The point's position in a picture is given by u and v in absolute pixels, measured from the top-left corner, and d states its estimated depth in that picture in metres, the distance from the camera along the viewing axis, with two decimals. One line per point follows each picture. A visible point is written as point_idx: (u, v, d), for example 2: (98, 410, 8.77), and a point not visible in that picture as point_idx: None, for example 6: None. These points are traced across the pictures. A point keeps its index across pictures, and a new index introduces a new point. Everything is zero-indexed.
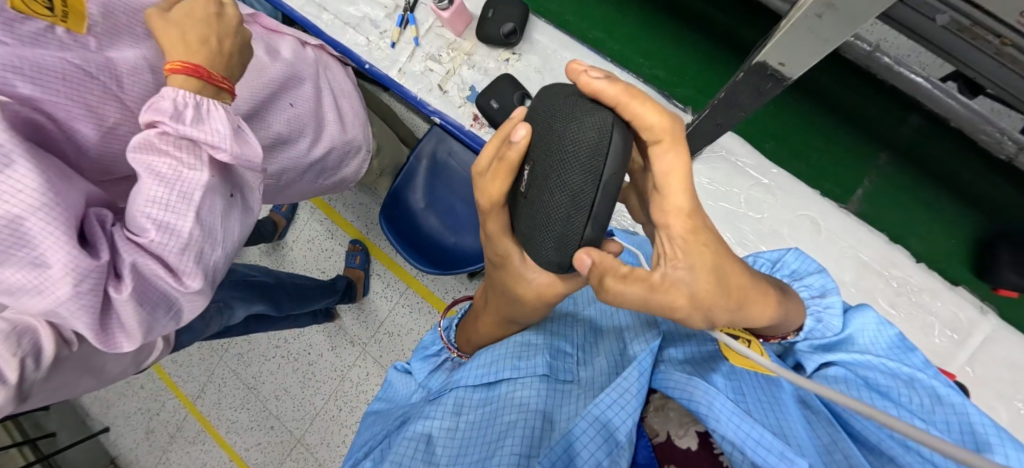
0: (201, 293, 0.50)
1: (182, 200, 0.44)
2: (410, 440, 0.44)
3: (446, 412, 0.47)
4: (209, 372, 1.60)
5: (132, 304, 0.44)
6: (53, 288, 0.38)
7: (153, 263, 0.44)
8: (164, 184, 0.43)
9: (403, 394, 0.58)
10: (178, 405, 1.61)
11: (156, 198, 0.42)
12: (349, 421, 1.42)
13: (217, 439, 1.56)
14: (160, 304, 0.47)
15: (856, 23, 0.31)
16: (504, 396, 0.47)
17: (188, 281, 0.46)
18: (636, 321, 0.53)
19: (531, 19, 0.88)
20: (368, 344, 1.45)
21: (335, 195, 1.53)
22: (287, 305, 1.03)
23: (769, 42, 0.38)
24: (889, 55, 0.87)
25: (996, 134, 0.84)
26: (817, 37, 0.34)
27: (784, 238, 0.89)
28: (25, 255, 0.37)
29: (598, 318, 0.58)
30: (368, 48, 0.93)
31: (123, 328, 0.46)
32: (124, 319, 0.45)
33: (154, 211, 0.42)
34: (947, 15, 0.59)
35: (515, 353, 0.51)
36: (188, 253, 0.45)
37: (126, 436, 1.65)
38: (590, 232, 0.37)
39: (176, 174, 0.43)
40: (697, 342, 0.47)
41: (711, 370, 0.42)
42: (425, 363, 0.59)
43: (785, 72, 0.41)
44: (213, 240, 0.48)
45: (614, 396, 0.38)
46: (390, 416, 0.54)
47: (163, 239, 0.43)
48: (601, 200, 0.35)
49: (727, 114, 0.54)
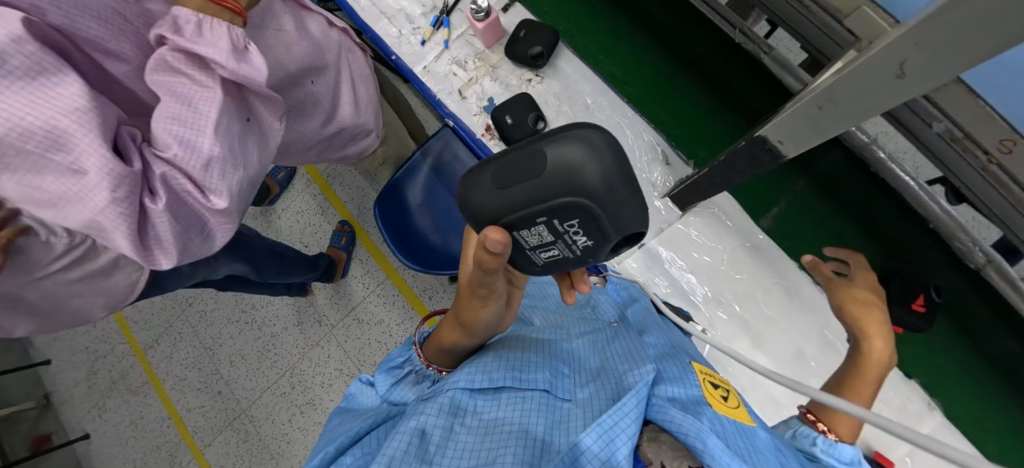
0: (230, 216, 0.53)
1: (199, 118, 0.46)
2: (404, 434, 0.42)
3: (442, 411, 0.45)
4: (168, 323, 1.56)
5: (165, 217, 0.46)
6: (90, 195, 0.40)
7: (182, 178, 0.46)
8: (183, 103, 0.46)
9: (369, 404, 0.55)
10: (127, 351, 1.57)
11: (176, 116, 0.45)
12: (300, 401, 1.41)
13: (159, 394, 1.52)
14: (188, 219, 0.50)
15: (851, 120, 0.35)
16: (504, 407, 0.47)
17: (213, 199, 0.48)
18: (628, 355, 0.55)
19: (560, 46, 0.91)
20: (335, 327, 1.44)
21: (333, 173, 1.53)
22: (268, 269, 1.03)
23: (771, 120, 0.41)
24: (885, 150, 0.88)
25: (969, 243, 0.83)
26: (816, 127, 0.37)
27: (759, 303, 0.85)
28: (62, 160, 0.39)
29: (590, 348, 0.60)
30: (398, 40, 0.95)
31: (161, 244, 0.48)
32: (159, 231, 0.47)
33: (176, 128, 0.45)
34: (943, 124, 0.62)
35: (513, 366, 0.52)
36: (212, 169, 0.47)
37: (65, 372, 1.60)
38: (491, 186, 0.38)
39: (191, 93, 0.46)
40: (685, 384, 0.48)
41: (700, 411, 0.43)
42: (389, 375, 0.57)
43: (782, 149, 0.43)
44: (235, 161, 0.50)
45: (615, 419, 0.40)
46: (362, 418, 0.51)
47: (186, 154, 0.46)
48: (522, 173, 0.37)
49: (724, 175, 0.56)
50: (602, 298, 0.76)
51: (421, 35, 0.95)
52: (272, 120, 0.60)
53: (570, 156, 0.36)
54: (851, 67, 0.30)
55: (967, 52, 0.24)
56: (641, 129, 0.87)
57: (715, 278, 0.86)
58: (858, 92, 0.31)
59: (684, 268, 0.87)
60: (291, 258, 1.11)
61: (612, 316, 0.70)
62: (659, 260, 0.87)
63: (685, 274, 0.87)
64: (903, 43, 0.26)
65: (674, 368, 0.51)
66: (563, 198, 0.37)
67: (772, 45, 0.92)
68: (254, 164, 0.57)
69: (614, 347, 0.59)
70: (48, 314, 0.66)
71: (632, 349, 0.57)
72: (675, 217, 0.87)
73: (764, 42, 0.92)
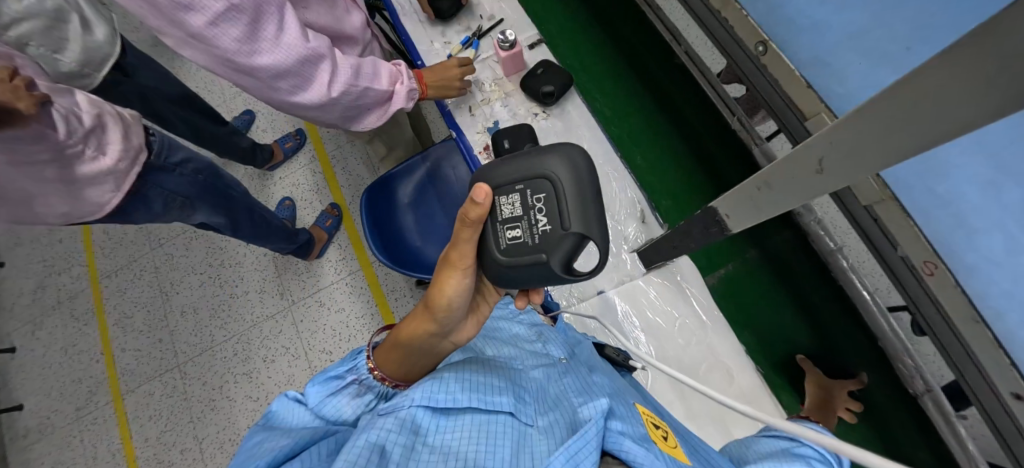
0: (323, 100, 0.75)
1: (366, 74, 0.78)
2: (362, 448, 0.39)
3: (401, 428, 0.44)
4: (132, 258, 1.55)
5: (286, 52, 0.66)
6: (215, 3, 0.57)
7: (328, 65, 0.72)
8: (369, 66, 0.79)
9: (300, 422, 0.48)
10: (84, 275, 1.55)
11: (359, 62, 0.78)
12: (238, 370, 1.37)
13: (101, 327, 1.49)
14: (307, 76, 0.71)
15: (777, 209, 0.37)
16: (465, 428, 0.46)
17: (334, 89, 0.74)
18: (583, 391, 0.55)
19: (573, 92, 0.96)
20: (296, 303, 1.43)
21: (339, 156, 1.57)
22: (244, 231, 1.03)
23: (722, 194, 0.43)
24: (848, 260, 0.96)
25: (911, 369, 0.86)
26: (754, 207, 0.40)
27: (698, 375, 0.86)
28: None
29: (547, 382, 0.60)
30: (428, 49, 1.01)
31: (265, 56, 0.65)
32: (281, 50, 0.66)
33: (356, 63, 0.77)
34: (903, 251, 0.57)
35: (474, 385, 0.50)
36: (345, 79, 0.75)
37: (15, 279, 1.57)
38: (496, 164, 0.56)
39: (378, 68, 0.81)
40: (633, 422, 0.48)
41: (652, 448, 0.44)
42: (323, 387, 0.52)
43: (728, 223, 0.45)
44: (354, 90, 0.77)
45: (579, 447, 0.40)
46: (290, 435, 0.44)
47: (346, 71, 0.75)
48: (519, 157, 0.54)
49: (682, 241, 0.59)
50: (553, 335, 0.74)
51: (449, 50, 1.01)
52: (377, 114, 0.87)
53: (552, 161, 0.52)
54: (784, 156, 0.32)
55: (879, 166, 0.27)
56: (628, 184, 0.90)
57: (665, 343, 0.87)
58: (789, 182, 0.34)
59: (637, 326, 0.87)
60: (269, 221, 1.09)
61: (561, 352, 0.69)
62: (614, 311, 0.88)
63: (636, 330, 0.87)
64: (822, 141, 0.29)
65: (626, 408, 0.52)
66: (540, 182, 0.53)
67: (766, 141, 1.00)
68: (361, 114, 0.83)
69: (570, 383, 0.59)
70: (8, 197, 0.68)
71: (589, 387, 0.57)
72: (638, 274, 0.89)
73: (760, 137, 1.00)
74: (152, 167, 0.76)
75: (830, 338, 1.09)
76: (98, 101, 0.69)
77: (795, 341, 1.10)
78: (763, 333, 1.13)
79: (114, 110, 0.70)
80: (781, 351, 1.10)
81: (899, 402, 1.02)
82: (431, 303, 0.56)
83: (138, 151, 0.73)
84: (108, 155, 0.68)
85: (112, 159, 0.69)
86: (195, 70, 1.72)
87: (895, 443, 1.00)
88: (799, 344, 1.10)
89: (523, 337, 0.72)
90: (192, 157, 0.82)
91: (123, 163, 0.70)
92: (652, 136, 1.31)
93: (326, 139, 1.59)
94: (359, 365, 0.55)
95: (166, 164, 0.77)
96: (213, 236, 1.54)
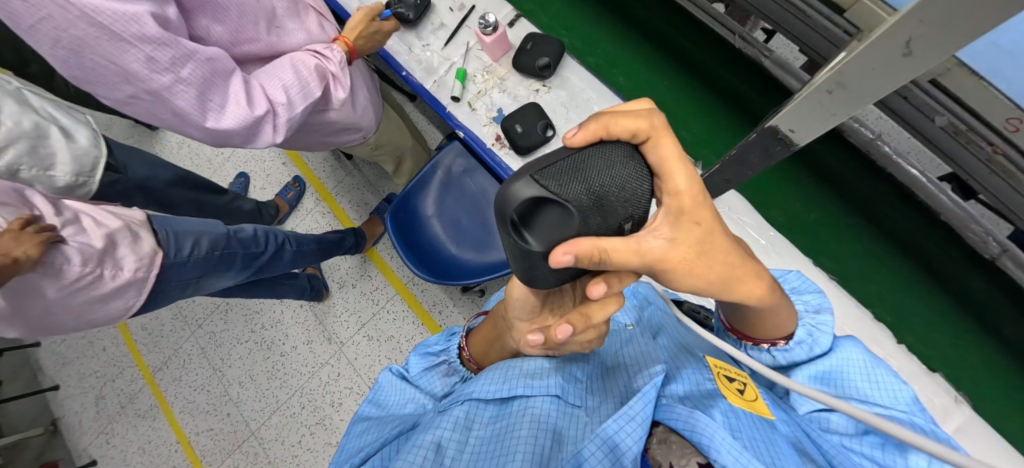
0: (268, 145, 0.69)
1: (304, 97, 0.70)
2: (419, 448, 0.41)
3: (455, 425, 0.45)
4: (176, 345, 1.56)
5: (240, 117, 0.61)
6: (162, 75, 0.52)
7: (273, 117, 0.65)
8: (299, 84, 0.69)
9: (393, 403, 0.54)
10: (137, 375, 1.57)
11: (290, 85, 0.68)
12: (310, 421, 1.39)
13: (169, 418, 1.51)
14: (251, 132, 0.65)
15: (857, 105, 0.36)
16: (516, 412, 0.45)
17: (279, 135, 0.68)
18: (639, 356, 0.52)
19: (566, 58, 0.94)
20: (345, 344, 1.44)
21: (343, 191, 1.56)
22: (286, 259, 1.01)
23: (783, 109, 0.43)
24: (889, 145, 0.95)
25: (982, 234, 0.88)
26: (827, 111, 0.39)
27: None
28: (146, 50, 0.49)
29: (606, 351, 0.57)
30: (408, 57, 0.99)
31: (216, 118, 0.60)
32: (225, 116, 0.60)
33: (290, 90, 0.68)
34: (947, 117, 0.69)
35: (525, 372, 0.49)
36: (290, 119, 0.68)
37: (74, 398, 1.59)
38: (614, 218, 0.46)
39: (308, 80, 0.71)
40: (697, 381, 0.45)
41: (709, 405, 0.39)
42: (422, 360, 0.59)
43: (794, 137, 0.45)
44: (296, 122, 0.70)
45: (621, 420, 0.37)
46: (386, 425, 0.49)
47: (284, 105, 0.67)
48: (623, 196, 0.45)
49: (736, 171, 0.59)
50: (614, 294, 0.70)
51: (429, 53, 0.99)
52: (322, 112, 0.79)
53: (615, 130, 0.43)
54: (860, 48, 0.30)
55: (970, 32, 0.25)
56: None
57: None
58: (869, 72, 0.32)
59: None
60: (305, 252, 1.07)
61: (627, 318, 0.64)
62: None
63: None
64: (909, 23, 0.27)
65: (687, 366, 0.48)
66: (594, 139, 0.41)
67: (772, 49, 0.97)
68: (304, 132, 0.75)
69: (630, 346, 0.55)
70: (43, 326, 0.65)
71: (646, 348, 0.53)
72: None
73: (764, 47, 0.98)
74: (168, 261, 0.74)
75: (883, 222, 1.09)
76: (103, 220, 0.67)
77: (848, 238, 1.11)
78: (816, 240, 1.13)
79: (118, 219, 0.68)
80: (837, 250, 1.11)
81: (969, 263, 1.04)
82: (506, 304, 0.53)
83: (152, 254, 0.71)
84: (126, 268, 0.67)
85: (131, 270, 0.68)
86: (177, 147, 1.69)
87: (972, 300, 1.04)
88: (856, 238, 1.10)
89: None
90: (203, 234, 0.81)
91: (140, 271, 0.69)
92: (643, 76, 1.28)
93: (324, 178, 1.58)
94: (452, 347, 0.62)
95: (178, 256, 0.76)
96: (245, 303, 1.54)
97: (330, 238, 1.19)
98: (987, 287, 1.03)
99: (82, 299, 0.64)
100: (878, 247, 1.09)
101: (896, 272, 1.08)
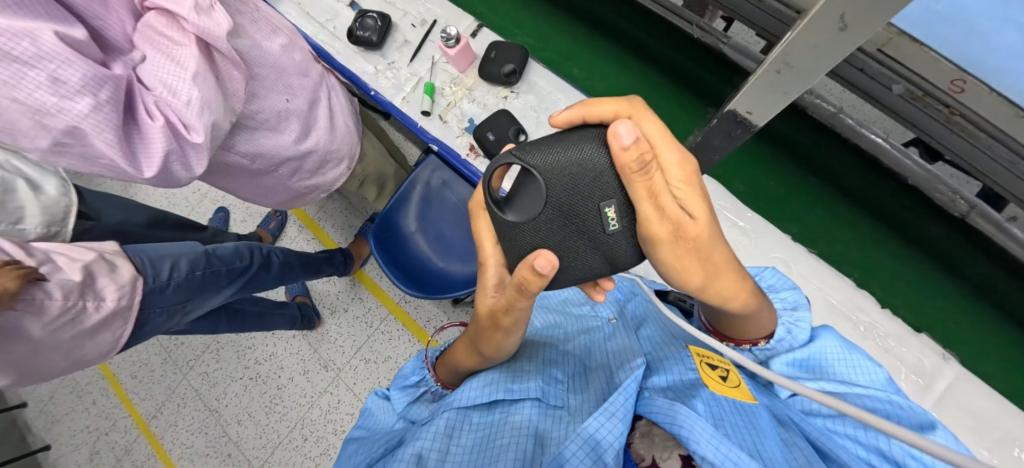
0: (202, 145, 0.58)
1: (181, 70, 0.55)
2: (402, 462, 0.41)
3: (438, 433, 0.44)
4: (168, 390, 1.53)
5: (159, 133, 0.55)
6: (73, 101, 0.48)
7: (176, 115, 0.55)
8: (170, 60, 0.56)
9: (386, 423, 0.54)
10: (131, 425, 1.53)
11: (162, 67, 0.56)
12: (314, 452, 1.37)
13: (167, 465, 1.47)
14: (174, 146, 0.56)
15: (806, 83, 0.37)
16: (500, 420, 0.45)
17: (195, 133, 0.56)
18: (621, 351, 0.52)
19: (531, 62, 0.95)
20: (342, 370, 1.42)
21: (325, 215, 1.55)
22: (266, 281, 0.99)
23: (738, 93, 0.44)
24: (852, 117, 0.97)
25: (950, 194, 0.91)
26: (779, 90, 0.40)
27: None
28: (40, 74, 0.46)
29: (588, 348, 0.57)
30: (375, 76, 0.99)
31: (150, 150, 0.56)
32: (153, 140, 0.55)
33: (166, 75, 0.55)
34: (903, 85, 0.71)
35: (508, 378, 0.49)
36: (193, 106, 0.55)
37: (67, 456, 1.54)
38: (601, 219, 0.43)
39: (173, 52, 0.56)
40: (678, 370, 0.46)
41: (691, 396, 0.40)
42: (404, 394, 0.56)
43: (752, 119, 0.47)
44: (212, 106, 0.58)
45: (601, 418, 0.37)
46: (374, 448, 0.49)
47: (171, 95, 0.55)
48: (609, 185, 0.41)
49: (704, 157, 0.61)
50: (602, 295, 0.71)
51: (396, 71, 0.99)
52: (232, 84, 0.64)
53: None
54: (799, 27, 0.31)
55: (895, 4, 0.26)
56: None
57: None
58: (811, 49, 0.33)
59: None
60: (293, 265, 1.06)
61: (610, 312, 0.65)
62: None
63: None
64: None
65: (668, 356, 0.49)
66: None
67: (730, 35, 1.01)
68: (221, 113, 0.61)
69: (613, 342, 0.55)
70: (30, 370, 0.63)
71: (628, 342, 0.53)
72: None
73: (723, 34, 1.00)
74: (148, 291, 0.72)
75: (857, 191, 1.11)
76: (78, 254, 0.65)
77: (826, 212, 1.13)
78: (796, 217, 1.15)
79: (93, 251, 0.66)
80: (817, 224, 1.13)
81: (944, 223, 1.06)
82: (477, 347, 0.51)
83: (133, 281, 0.69)
84: (108, 298, 0.65)
85: (114, 300, 0.66)
86: (151, 189, 1.67)
87: (953, 258, 1.06)
88: (837, 210, 1.12)
89: (572, 302, 0.71)
90: (179, 256, 0.78)
91: (124, 300, 0.68)
92: (611, 73, 1.29)
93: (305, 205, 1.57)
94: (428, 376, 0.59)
95: (157, 283, 0.74)
96: (235, 340, 1.51)
97: (316, 257, 1.18)
98: (965, 245, 1.05)
99: (71, 336, 0.63)
100: (857, 217, 1.11)
101: (876, 240, 1.10)
